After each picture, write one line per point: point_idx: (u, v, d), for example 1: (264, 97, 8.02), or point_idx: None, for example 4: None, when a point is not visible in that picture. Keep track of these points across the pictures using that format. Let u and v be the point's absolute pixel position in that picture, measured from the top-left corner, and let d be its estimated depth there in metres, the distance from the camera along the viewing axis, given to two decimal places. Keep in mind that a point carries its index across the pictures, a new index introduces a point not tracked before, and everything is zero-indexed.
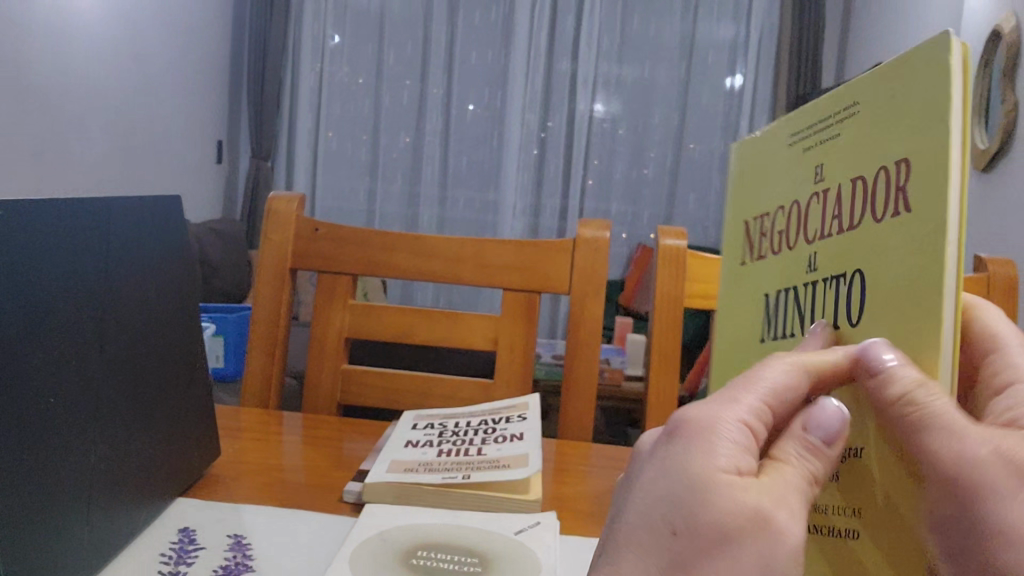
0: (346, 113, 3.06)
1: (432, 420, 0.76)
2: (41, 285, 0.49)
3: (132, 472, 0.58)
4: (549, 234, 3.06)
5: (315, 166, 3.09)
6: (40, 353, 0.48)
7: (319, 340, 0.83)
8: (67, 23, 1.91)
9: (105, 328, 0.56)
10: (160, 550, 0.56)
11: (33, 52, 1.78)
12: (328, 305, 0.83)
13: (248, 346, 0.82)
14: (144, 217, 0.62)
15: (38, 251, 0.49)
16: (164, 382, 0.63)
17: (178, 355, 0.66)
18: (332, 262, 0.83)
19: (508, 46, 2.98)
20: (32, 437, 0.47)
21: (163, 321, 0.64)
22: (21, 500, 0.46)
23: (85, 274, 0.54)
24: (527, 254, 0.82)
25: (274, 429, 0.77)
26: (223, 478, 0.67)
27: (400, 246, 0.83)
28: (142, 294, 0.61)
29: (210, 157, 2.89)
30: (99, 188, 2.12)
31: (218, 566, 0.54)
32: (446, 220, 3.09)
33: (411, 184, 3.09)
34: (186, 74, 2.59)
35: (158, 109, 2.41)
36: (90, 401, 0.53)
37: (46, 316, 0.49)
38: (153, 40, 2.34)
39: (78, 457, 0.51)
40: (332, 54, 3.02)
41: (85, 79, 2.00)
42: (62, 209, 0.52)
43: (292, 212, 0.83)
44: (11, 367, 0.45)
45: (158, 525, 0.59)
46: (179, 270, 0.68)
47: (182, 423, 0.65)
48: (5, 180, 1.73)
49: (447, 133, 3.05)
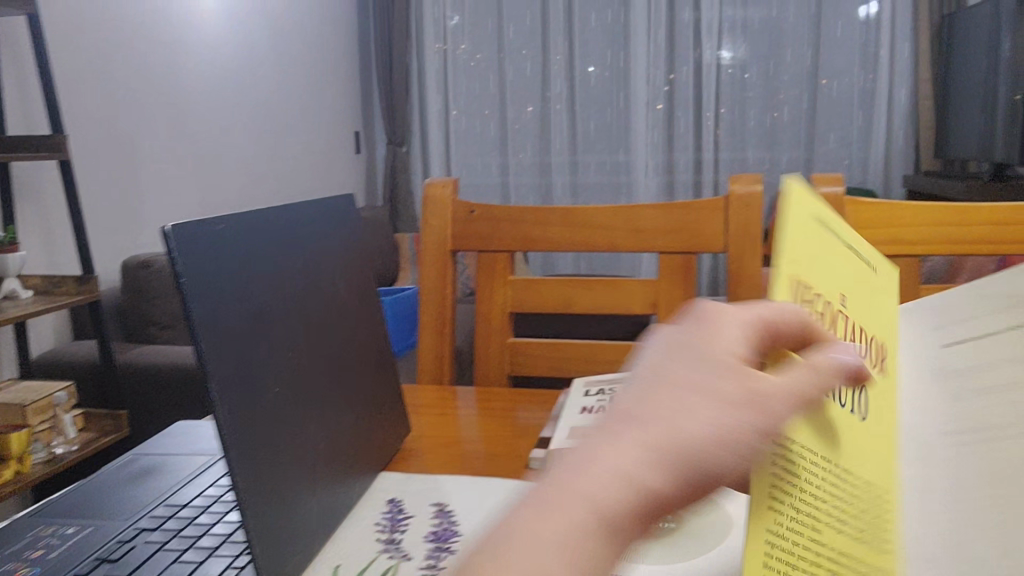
0: (472, 91, 3.13)
1: (602, 386, 0.78)
2: (254, 288, 0.53)
3: (343, 451, 0.62)
4: (685, 191, 3.05)
5: (448, 146, 3.19)
6: (264, 347, 0.53)
7: (484, 316, 0.88)
8: (203, 35, 2.03)
9: (308, 324, 0.60)
10: (374, 520, 0.60)
11: (177, 65, 1.91)
12: (489, 283, 0.87)
13: (419, 329, 0.88)
14: (326, 216, 0.66)
15: (252, 258, 0.54)
16: (361, 365, 0.68)
17: (370, 341, 0.71)
18: (488, 242, 0.86)
19: (627, 5, 2.93)
20: (263, 432, 0.51)
21: (356, 311, 0.69)
22: (264, 491, 0.50)
23: (287, 273, 0.58)
24: (677, 215, 0.82)
25: (451, 404, 0.83)
26: (417, 451, 0.73)
27: (555, 221, 0.85)
28: (334, 289, 0.65)
29: (350, 148, 3.03)
30: (256, 190, 2.28)
31: (376, 521, 0.60)
32: (580, 184, 3.12)
33: (542, 154, 3.12)
34: (317, 74, 2.70)
35: (297, 108, 2.55)
36: (306, 391, 0.58)
37: (259, 314, 0.53)
38: (282, 44, 2.45)
39: (299, 441, 0.55)
40: (454, 34, 3.08)
41: (228, 90, 2.14)
42: (263, 218, 0.56)
43: (447, 196, 0.87)
44: (243, 363, 0.50)
45: (370, 495, 0.64)
46: (360, 260, 0.72)
47: (378, 404, 0.69)
48: (170, 191, 1.89)
49: (573, 98, 3.05)
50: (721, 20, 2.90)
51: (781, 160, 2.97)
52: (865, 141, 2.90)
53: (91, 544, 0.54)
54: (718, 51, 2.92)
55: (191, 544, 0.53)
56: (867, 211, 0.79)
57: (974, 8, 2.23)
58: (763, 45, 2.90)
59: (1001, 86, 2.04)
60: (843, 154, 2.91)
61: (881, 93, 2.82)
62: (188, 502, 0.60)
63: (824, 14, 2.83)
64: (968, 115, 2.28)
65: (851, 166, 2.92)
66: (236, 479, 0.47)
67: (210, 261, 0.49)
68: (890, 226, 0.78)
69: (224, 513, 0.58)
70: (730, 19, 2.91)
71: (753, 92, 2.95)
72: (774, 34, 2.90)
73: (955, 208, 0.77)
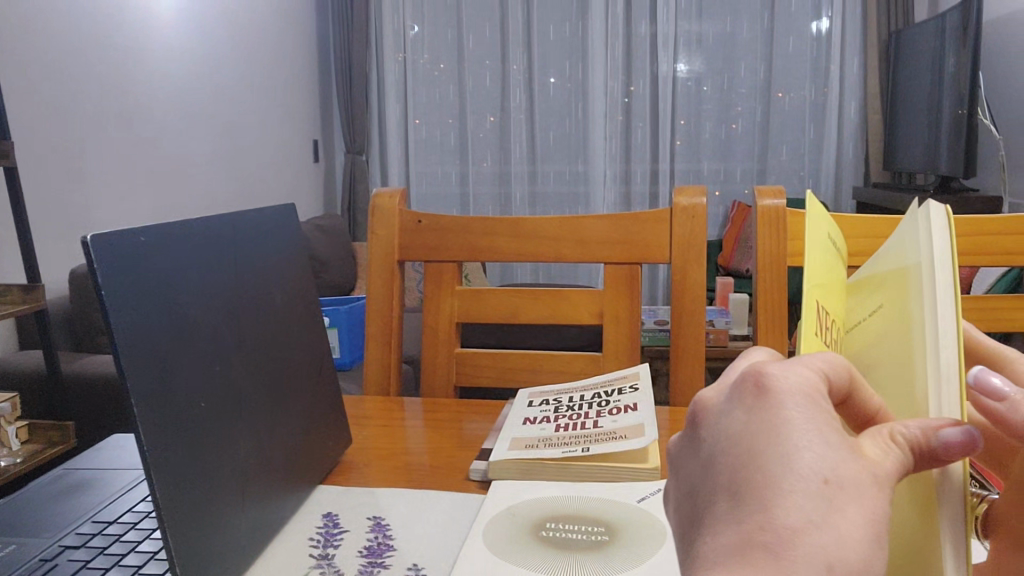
0: (431, 101, 3.12)
1: (546, 398, 0.80)
2: (181, 302, 0.53)
3: (277, 466, 0.62)
4: (642, 201, 3.08)
5: (407, 155, 3.18)
6: (192, 361, 0.53)
7: (431, 326, 0.88)
8: (158, 42, 2.01)
9: (241, 337, 0.59)
10: (309, 535, 0.60)
11: (129, 72, 1.89)
12: (436, 294, 0.87)
13: (366, 340, 0.88)
14: (264, 228, 0.66)
15: (179, 270, 0.53)
16: (298, 378, 0.67)
17: (309, 354, 0.70)
18: (435, 252, 0.87)
19: (586, 17, 2.95)
20: (188, 448, 0.51)
21: (294, 323, 0.69)
22: (187, 508, 0.49)
23: (217, 286, 0.58)
24: (623, 227, 0.83)
25: (396, 415, 0.83)
26: (358, 464, 0.73)
27: (501, 232, 0.85)
28: (269, 299, 0.65)
29: (308, 156, 3.02)
30: (211, 198, 2.27)
31: (310, 536, 0.60)
32: (538, 195, 3.14)
33: (501, 164, 3.13)
34: (273, 82, 2.68)
35: (254, 116, 2.53)
36: (237, 406, 0.57)
37: (186, 328, 0.53)
38: (238, 52, 2.43)
39: (228, 456, 0.55)
40: (413, 44, 3.08)
41: (182, 99, 2.12)
42: (194, 232, 0.56)
43: (394, 206, 0.87)
44: (167, 377, 0.50)
45: (305, 510, 0.64)
46: (300, 272, 0.72)
47: (316, 415, 0.69)
48: (122, 199, 1.87)
49: (532, 109, 3.07)
50: (678, 33, 2.94)
51: (735, 172, 3.02)
52: (817, 153, 2.96)
53: (13, 562, 0.53)
54: (674, 63, 2.96)
55: (116, 562, 0.53)
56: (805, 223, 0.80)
57: (922, 25, 2.28)
58: (719, 58, 2.95)
59: (945, 101, 2.09)
60: (795, 166, 2.97)
61: (831, 108, 2.90)
62: (116, 519, 0.59)
63: (777, 29, 2.88)
64: (914, 129, 2.33)
65: (804, 178, 2.98)
66: (156, 496, 0.47)
67: (133, 274, 0.48)
68: None
69: (153, 529, 0.57)
70: (687, 32, 2.95)
71: (710, 105, 2.99)
72: (730, 48, 2.94)
73: (893, 221, 0.79)
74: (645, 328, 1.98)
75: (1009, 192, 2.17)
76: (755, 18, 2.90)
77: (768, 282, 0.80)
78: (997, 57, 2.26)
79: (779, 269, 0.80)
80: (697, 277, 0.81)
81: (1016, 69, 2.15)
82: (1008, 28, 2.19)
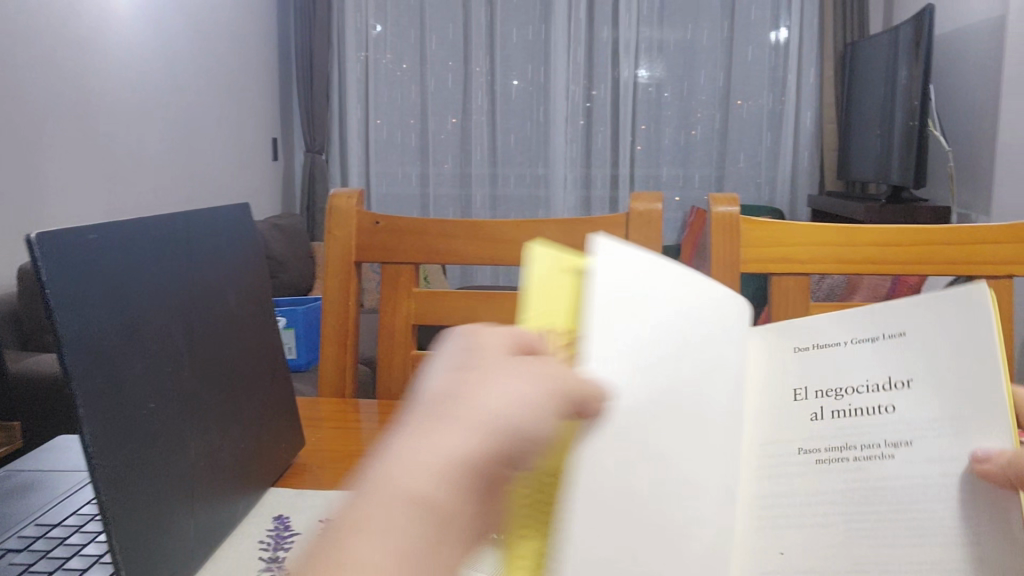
0: (393, 101, 3.10)
1: None
2: (131, 300, 0.52)
3: (228, 468, 0.61)
4: (602, 205, 3.11)
5: (367, 155, 3.15)
6: (141, 361, 0.52)
7: (387, 328, 0.88)
8: (116, 36, 1.98)
9: (193, 337, 0.59)
10: (259, 538, 0.60)
11: (86, 66, 1.85)
12: (394, 296, 0.87)
13: (321, 341, 0.87)
14: (218, 227, 0.66)
15: (128, 271, 0.52)
16: (251, 379, 0.67)
17: (263, 355, 0.70)
18: (392, 254, 0.86)
19: (549, 22, 2.97)
20: (135, 449, 0.50)
21: (248, 323, 0.68)
22: (133, 510, 0.49)
23: (168, 285, 0.57)
24: (580, 231, 0.83)
25: (352, 417, 0.82)
26: (311, 466, 0.72)
27: (459, 234, 0.85)
28: (223, 300, 0.64)
29: (267, 155, 2.99)
30: (166, 195, 2.23)
31: (260, 539, 0.60)
32: (499, 197, 3.14)
33: (462, 166, 3.13)
34: (232, 79, 2.65)
35: (212, 113, 2.50)
36: (188, 406, 0.57)
37: (136, 327, 0.52)
38: (197, 48, 2.40)
39: (178, 458, 0.54)
40: (375, 43, 3.05)
41: (139, 94, 2.08)
42: (144, 230, 0.55)
43: (352, 207, 0.87)
44: (115, 380, 0.49)
45: (256, 513, 0.63)
46: (254, 272, 0.71)
47: (269, 417, 0.69)
48: (76, 195, 1.83)
49: (494, 112, 3.07)
50: (639, 39, 2.97)
51: (693, 177, 3.06)
52: (773, 160, 3.01)
53: None
54: (635, 69, 2.99)
55: (59, 566, 0.52)
56: (760, 231, 0.81)
57: (876, 38, 2.33)
58: (679, 65, 2.99)
59: (897, 112, 2.13)
60: (753, 174, 3.02)
61: (788, 116, 2.96)
62: (60, 521, 0.58)
63: (736, 37, 2.93)
64: (868, 139, 2.38)
65: (761, 184, 3.03)
66: (102, 499, 0.46)
67: (81, 270, 0.47)
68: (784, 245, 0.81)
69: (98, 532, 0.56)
70: (648, 38, 2.98)
71: (670, 111, 3.02)
72: (691, 56, 2.98)
73: (845, 229, 0.80)
74: None
75: (958, 202, 2.23)
76: (715, 27, 2.95)
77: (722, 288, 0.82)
78: (949, 70, 2.32)
79: (733, 277, 0.81)
80: None
81: (965, 82, 2.21)
82: (959, 42, 2.25)
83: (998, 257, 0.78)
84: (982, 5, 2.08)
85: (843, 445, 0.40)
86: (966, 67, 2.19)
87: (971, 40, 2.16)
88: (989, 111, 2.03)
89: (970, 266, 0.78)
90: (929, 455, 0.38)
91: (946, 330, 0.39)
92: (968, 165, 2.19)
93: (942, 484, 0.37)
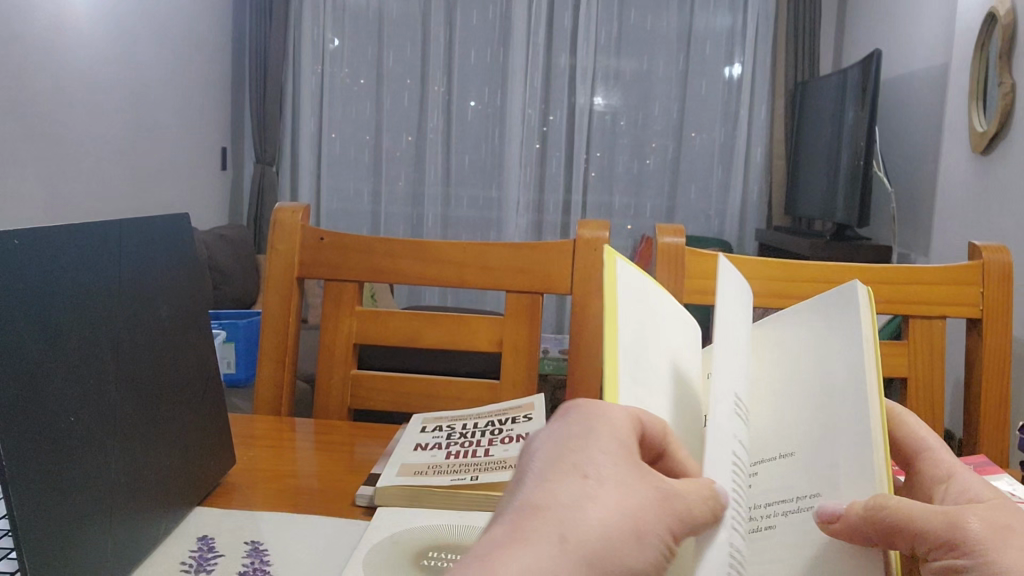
0: (347, 116, 3.08)
1: (440, 423, 0.79)
2: (51, 303, 0.50)
3: (150, 485, 0.59)
4: (553, 230, 3.12)
5: (319, 170, 3.12)
6: (61, 368, 0.50)
7: (327, 345, 0.86)
8: (68, 37, 1.94)
9: (119, 348, 0.57)
10: (180, 559, 0.57)
11: (34, 65, 1.81)
12: (335, 313, 0.85)
13: (258, 356, 0.85)
14: (151, 234, 0.63)
15: (52, 279, 0.50)
16: (179, 393, 0.65)
17: (192, 368, 0.68)
18: (337, 272, 0.85)
19: (507, 44, 2.99)
20: (49, 461, 0.48)
21: (177, 334, 0.66)
22: (43, 526, 0.46)
23: (96, 294, 0.55)
24: (526, 256, 0.83)
25: (286, 436, 0.80)
26: (240, 486, 0.70)
27: (404, 255, 0.84)
28: (152, 309, 0.62)
29: (215, 165, 2.94)
30: (109, 200, 2.18)
31: (184, 559, 0.57)
32: (451, 217, 3.13)
33: (415, 184, 3.12)
34: (184, 86, 2.61)
35: (161, 119, 2.46)
36: (110, 419, 0.54)
37: (58, 335, 0.50)
38: (150, 51, 2.36)
39: (96, 475, 0.52)
40: (331, 57, 3.03)
41: (86, 96, 2.04)
42: (73, 235, 0.53)
43: (296, 222, 0.85)
44: (35, 392, 0.47)
45: (178, 534, 0.61)
46: (188, 280, 0.69)
47: (196, 432, 0.66)
48: (16, 197, 1.78)
49: (449, 131, 3.07)
50: (595, 67, 3.01)
51: (644, 206, 3.11)
52: (723, 194, 3.06)
53: None
54: (592, 96, 3.03)
55: None
56: (705, 263, 0.82)
57: (825, 78, 2.40)
58: (634, 95, 3.04)
59: (843, 153, 2.19)
60: (702, 205, 3.08)
61: (739, 150, 3.02)
62: None
63: (691, 71, 2.99)
64: (814, 176, 2.44)
65: (710, 216, 3.08)
66: (13, 514, 0.44)
67: (5, 275, 0.45)
68: None
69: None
70: (605, 67, 3.02)
71: (625, 140, 3.07)
72: (646, 86, 3.03)
73: (782, 264, 0.81)
74: (549, 356, 1.99)
75: (898, 242, 2.29)
76: (671, 59, 3.00)
77: None
78: (894, 113, 2.40)
79: None
80: (596, 308, 0.82)
81: (907, 127, 2.28)
82: (903, 87, 2.33)
83: (932, 298, 0.79)
84: (926, 52, 2.16)
85: None
86: (910, 111, 2.26)
87: (915, 83, 2.23)
88: (930, 154, 2.10)
89: (906, 305, 0.79)
90: None
91: None
92: (908, 207, 2.25)
93: None
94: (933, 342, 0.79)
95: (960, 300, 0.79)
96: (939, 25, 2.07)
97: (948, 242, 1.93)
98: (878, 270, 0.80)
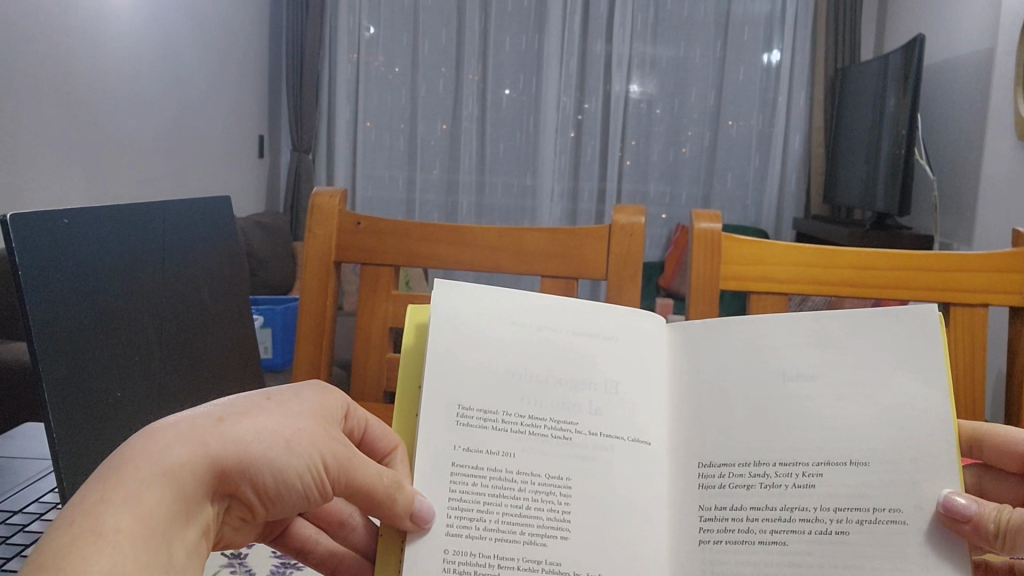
0: (384, 104, 3.09)
1: None
2: (100, 282, 0.51)
3: None
4: (588, 219, 3.13)
5: (355, 158, 3.14)
6: (112, 346, 0.51)
7: (365, 328, 0.86)
8: (108, 27, 1.98)
9: (164, 325, 0.58)
10: (221, 562, 0.60)
11: (75, 54, 1.85)
12: (371, 296, 0.86)
13: (297, 338, 0.86)
14: (192, 214, 0.64)
15: (99, 254, 0.51)
16: (220, 370, 0.66)
17: (234, 347, 0.69)
18: (373, 254, 0.85)
19: (542, 31, 2.98)
20: (101, 437, 0.49)
21: (219, 313, 0.67)
22: None
23: (139, 272, 0.56)
24: (561, 241, 0.83)
25: None
26: None
27: (441, 240, 0.85)
28: (195, 287, 0.63)
29: (253, 152, 2.98)
30: (150, 184, 2.23)
31: (225, 561, 0.60)
32: (485, 205, 3.14)
33: (449, 172, 3.13)
34: (222, 75, 2.64)
35: (199, 108, 2.49)
36: (152, 395, 0.55)
37: (108, 313, 0.51)
38: (188, 40, 2.39)
39: None
40: (367, 45, 3.04)
41: (127, 85, 2.08)
42: (113, 213, 0.54)
43: (334, 207, 0.86)
44: (82, 372, 0.48)
45: None
46: (229, 262, 0.70)
47: None
48: (59, 184, 1.83)
49: (484, 118, 3.07)
50: (632, 54, 2.99)
51: (680, 195, 3.09)
52: (760, 182, 3.04)
53: None
54: (627, 83, 3.01)
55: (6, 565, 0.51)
56: (739, 248, 0.81)
57: (865, 65, 2.36)
58: (670, 81, 3.01)
59: (883, 141, 2.16)
60: (739, 193, 3.05)
61: (778, 138, 2.99)
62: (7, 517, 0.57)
63: (728, 57, 2.96)
64: (853, 164, 2.40)
65: (747, 204, 3.06)
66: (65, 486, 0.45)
67: (55, 255, 0.47)
68: (761, 263, 0.81)
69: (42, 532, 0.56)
70: (641, 54, 2.99)
71: (660, 128, 3.04)
72: (682, 73, 3.00)
73: (815, 249, 0.80)
74: None
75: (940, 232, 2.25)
76: (709, 45, 2.97)
77: (701, 310, 0.82)
78: (938, 99, 2.36)
79: (710, 294, 0.81)
80: (631, 297, 0.82)
81: (950, 114, 2.24)
82: (946, 72, 2.29)
83: (973, 285, 0.78)
84: (971, 37, 2.10)
85: (757, 464, 0.47)
86: (953, 97, 2.22)
87: (960, 69, 2.18)
88: (974, 142, 2.06)
89: (945, 292, 0.78)
90: (837, 486, 0.45)
91: (893, 345, 0.48)
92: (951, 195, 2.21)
93: (845, 500, 0.45)
94: (973, 329, 0.78)
95: (1004, 287, 0.77)
96: (985, 11, 2.02)
97: (991, 230, 1.89)
98: (914, 256, 0.79)
